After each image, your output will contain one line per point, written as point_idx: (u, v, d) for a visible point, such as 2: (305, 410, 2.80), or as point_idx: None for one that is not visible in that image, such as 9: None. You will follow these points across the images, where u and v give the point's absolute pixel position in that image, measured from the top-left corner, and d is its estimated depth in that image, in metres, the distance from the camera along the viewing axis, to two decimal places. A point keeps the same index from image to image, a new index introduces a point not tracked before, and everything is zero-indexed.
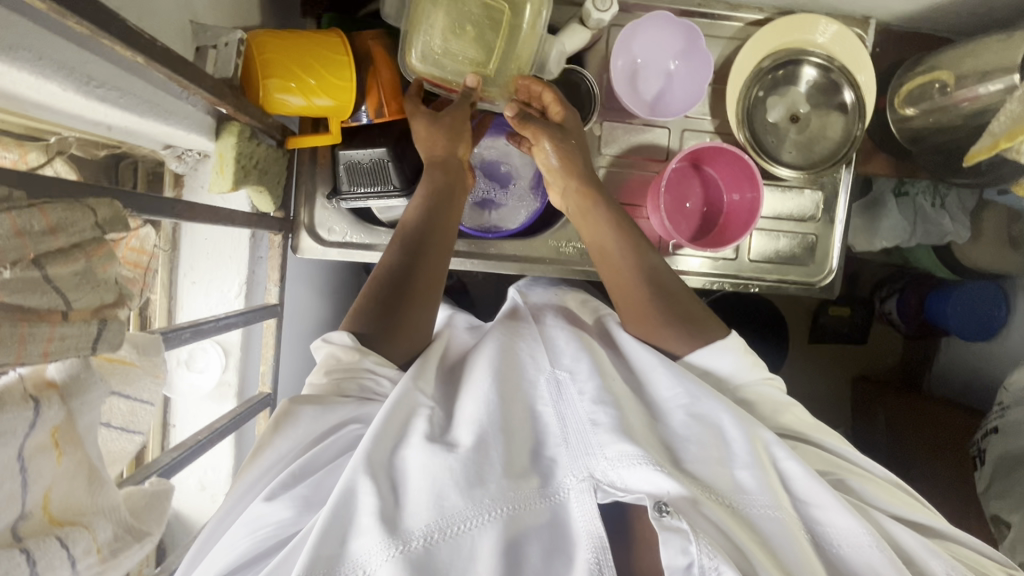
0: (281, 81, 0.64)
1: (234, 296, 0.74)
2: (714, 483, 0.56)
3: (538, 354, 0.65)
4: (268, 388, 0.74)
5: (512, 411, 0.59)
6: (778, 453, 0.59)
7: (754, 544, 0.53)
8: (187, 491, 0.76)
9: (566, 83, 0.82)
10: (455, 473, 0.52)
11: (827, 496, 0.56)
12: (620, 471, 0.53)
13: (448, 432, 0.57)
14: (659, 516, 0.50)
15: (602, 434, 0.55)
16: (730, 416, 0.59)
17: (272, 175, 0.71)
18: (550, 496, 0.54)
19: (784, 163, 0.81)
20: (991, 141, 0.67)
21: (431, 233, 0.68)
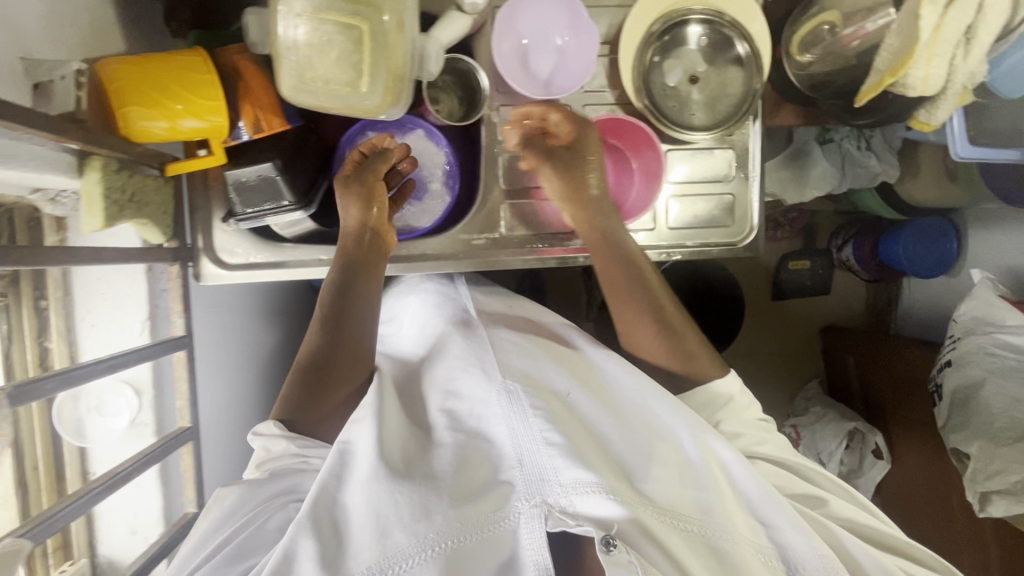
0: (144, 110, 0.61)
1: (138, 333, 0.72)
2: (667, 499, 0.62)
3: (492, 369, 0.69)
4: (188, 421, 0.73)
5: (467, 442, 0.64)
6: (735, 469, 0.66)
7: (700, 556, 0.60)
8: (117, 539, 0.74)
9: (457, 73, 0.81)
10: (399, 508, 0.56)
11: (768, 501, 0.65)
12: (573, 498, 0.56)
13: (408, 468, 0.61)
14: (607, 551, 0.54)
15: (557, 457, 0.58)
16: (688, 437, 0.67)
17: (156, 205, 0.69)
18: (502, 521, 0.56)
19: (688, 128, 0.80)
20: (877, 78, 0.67)
21: (348, 314, 0.74)
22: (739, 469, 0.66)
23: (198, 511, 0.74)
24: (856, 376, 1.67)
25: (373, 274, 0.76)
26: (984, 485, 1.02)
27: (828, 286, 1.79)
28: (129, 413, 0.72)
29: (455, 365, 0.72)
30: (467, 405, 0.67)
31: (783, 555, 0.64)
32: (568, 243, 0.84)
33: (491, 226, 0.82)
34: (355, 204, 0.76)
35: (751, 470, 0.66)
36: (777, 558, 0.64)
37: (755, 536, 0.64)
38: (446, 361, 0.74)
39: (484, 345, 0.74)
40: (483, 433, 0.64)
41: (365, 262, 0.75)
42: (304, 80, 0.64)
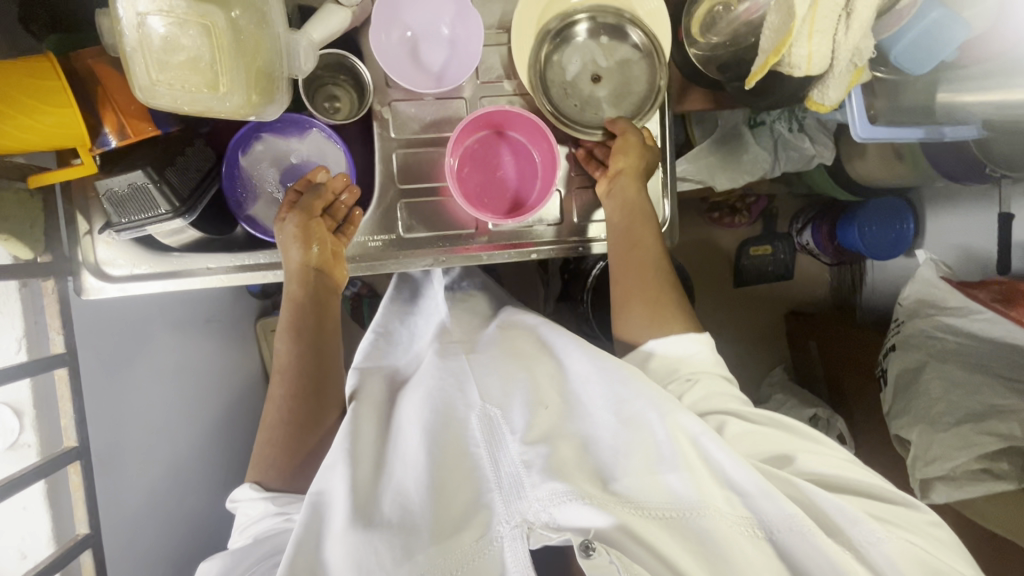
0: None
1: (15, 351, 0.69)
2: (648, 497, 0.60)
3: (468, 391, 0.69)
4: (73, 440, 0.71)
5: (443, 466, 0.62)
6: (707, 445, 0.62)
7: (689, 558, 0.58)
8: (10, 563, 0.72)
9: (344, 70, 0.79)
10: (380, 553, 0.54)
11: (758, 488, 0.60)
12: (553, 510, 0.56)
13: (380, 506, 0.60)
14: (587, 557, 0.54)
15: (534, 475, 0.59)
16: (656, 416, 0.63)
17: (20, 219, 0.66)
18: (488, 549, 0.56)
19: (593, 125, 0.79)
20: (763, 59, 0.63)
21: (311, 362, 0.76)
22: (710, 444, 0.62)
23: (90, 531, 0.73)
24: (820, 360, 1.66)
25: (326, 321, 0.78)
26: (924, 471, 1.00)
27: (790, 270, 1.77)
28: (8, 435, 0.70)
29: (429, 392, 0.70)
30: (442, 427, 0.65)
31: (761, 522, 0.61)
32: (472, 242, 0.81)
33: (388, 227, 0.80)
34: (295, 245, 0.75)
35: (722, 444, 0.61)
36: (756, 528, 0.61)
37: (733, 508, 0.61)
38: (423, 388, 0.71)
39: (461, 367, 0.73)
40: (466, 452, 0.64)
41: (316, 305, 0.77)
42: (156, 81, 0.61)
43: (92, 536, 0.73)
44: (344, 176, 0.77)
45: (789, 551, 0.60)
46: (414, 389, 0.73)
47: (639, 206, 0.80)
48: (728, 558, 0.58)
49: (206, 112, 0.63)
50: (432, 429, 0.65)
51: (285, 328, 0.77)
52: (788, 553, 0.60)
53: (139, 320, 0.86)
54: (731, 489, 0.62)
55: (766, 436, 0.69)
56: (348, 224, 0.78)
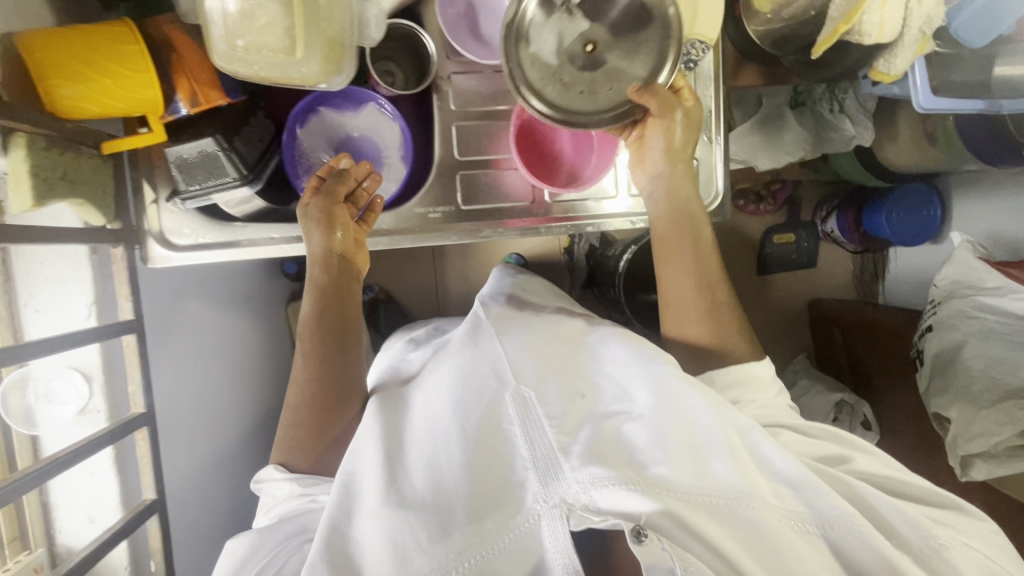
0: (70, 86, 0.59)
1: (86, 317, 0.70)
2: (691, 483, 0.60)
3: (501, 372, 0.69)
4: (140, 406, 0.72)
5: (478, 442, 0.63)
6: (754, 439, 0.65)
7: (733, 542, 0.58)
8: (76, 528, 0.73)
9: (404, 41, 0.79)
10: (417, 532, 0.57)
11: (806, 479, 0.62)
12: (594, 493, 0.57)
13: (415, 485, 0.61)
14: (640, 542, 0.54)
15: (573, 458, 0.59)
16: (701, 403, 0.64)
17: (94, 184, 0.67)
18: (518, 527, 0.57)
19: (605, 109, 0.73)
20: (832, 28, 0.64)
21: (329, 349, 0.76)
22: (757, 437, 0.65)
23: (157, 497, 0.74)
24: (843, 349, 1.67)
25: (344, 309, 0.78)
26: (965, 448, 1.00)
27: (813, 258, 1.77)
28: (78, 400, 0.70)
29: (458, 368, 0.70)
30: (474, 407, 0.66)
31: (816, 518, 0.61)
32: (528, 214, 0.82)
33: (447, 198, 0.81)
34: (318, 231, 0.75)
35: (767, 437, 0.65)
36: (808, 521, 0.62)
37: (783, 502, 0.62)
38: (450, 365, 0.72)
39: (489, 344, 0.73)
40: (497, 429, 0.64)
41: (338, 291, 0.78)
42: (235, 49, 0.62)
43: (159, 501, 0.74)
44: (367, 163, 0.78)
45: (844, 547, 0.60)
46: (441, 366, 0.73)
47: (684, 197, 0.78)
48: (778, 547, 0.58)
49: (286, 77, 0.65)
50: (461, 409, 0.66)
51: (306, 316, 0.77)
52: (837, 545, 0.61)
53: (190, 295, 0.87)
54: (770, 479, 0.64)
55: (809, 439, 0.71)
56: (370, 211, 0.78)
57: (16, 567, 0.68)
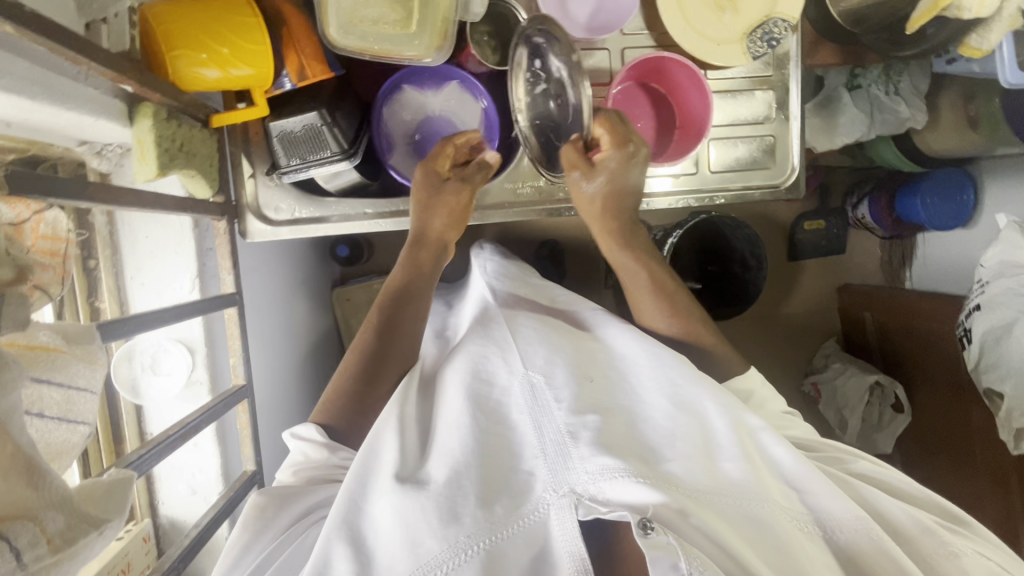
0: (192, 56, 0.60)
1: (189, 290, 0.71)
2: (702, 480, 0.58)
3: (510, 358, 0.68)
4: (242, 379, 0.72)
5: (489, 430, 0.61)
6: (766, 441, 0.64)
7: (741, 540, 0.54)
8: (179, 498, 0.74)
9: (494, 17, 0.79)
10: (428, 514, 0.55)
11: (815, 481, 0.61)
12: (602, 485, 0.54)
13: (426, 472, 0.60)
14: (646, 535, 0.50)
15: (582, 447, 0.57)
16: (713, 404, 0.64)
17: (204, 157, 0.67)
18: (526, 517, 0.54)
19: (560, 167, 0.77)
20: (931, 3, 0.66)
21: (402, 321, 0.73)
22: (768, 438, 0.64)
23: (257, 469, 0.74)
24: (875, 334, 1.60)
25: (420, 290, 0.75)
26: (1018, 422, 1.05)
27: (842, 246, 1.72)
28: (183, 371, 0.71)
29: (471, 358, 0.69)
30: (487, 398, 0.65)
31: (820, 521, 0.61)
32: None
33: (534, 173, 0.83)
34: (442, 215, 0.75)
35: (780, 438, 0.63)
36: (814, 525, 0.60)
37: (790, 504, 0.61)
38: (464, 357, 0.70)
39: (501, 334, 0.71)
40: (505, 420, 0.63)
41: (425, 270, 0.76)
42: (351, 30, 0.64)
43: (259, 473, 0.74)
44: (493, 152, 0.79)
45: (854, 552, 0.59)
46: (454, 360, 0.72)
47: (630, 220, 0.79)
48: (789, 546, 0.55)
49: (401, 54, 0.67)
50: (472, 397, 0.65)
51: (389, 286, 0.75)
52: (846, 548, 0.59)
53: (270, 272, 0.87)
54: (783, 480, 0.63)
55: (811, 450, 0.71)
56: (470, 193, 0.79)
57: (127, 538, 0.68)
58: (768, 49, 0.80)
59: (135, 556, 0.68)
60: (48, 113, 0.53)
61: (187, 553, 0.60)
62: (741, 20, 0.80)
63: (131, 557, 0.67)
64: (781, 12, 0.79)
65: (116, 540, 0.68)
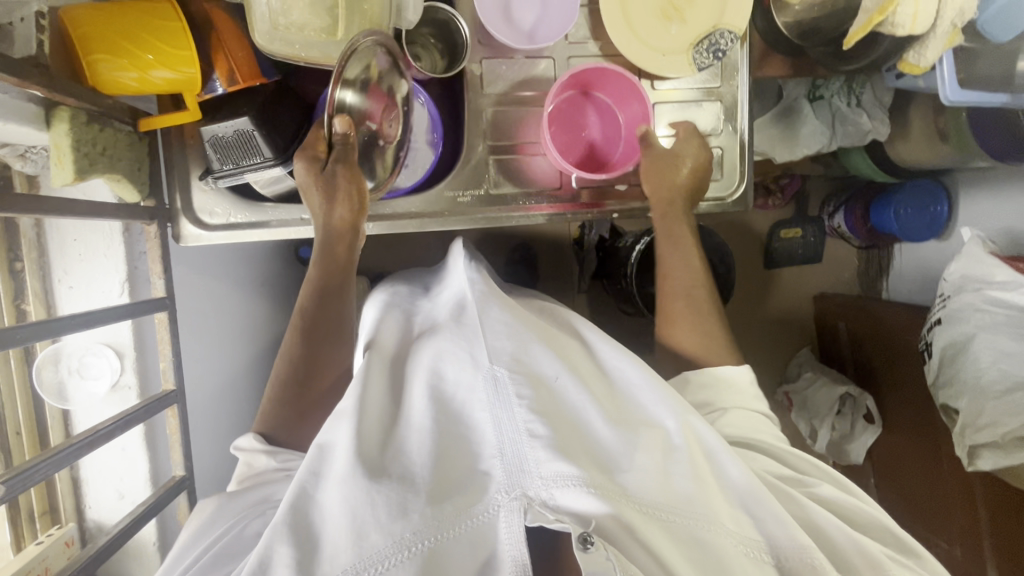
0: (113, 61, 0.60)
1: (118, 294, 0.71)
2: (654, 494, 0.57)
3: (477, 351, 0.63)
4: (171, 383, 0.72)
5: (448, 430, 0.59)
6: (721, 461, 0.63)
7: (681, 556, 0.55)
8: (106, 502, 0.74)
9: (436, 23, 0.79)
10: (376, 507, 0.52)
11: (764, 506, 0.60)
12: (553, 491, 0.53)
13: (381, 462, 0.57)
14: (585, 550, 0.50)
15: (539, 449, 0.55)
16: (673, 419, 0.63)
17: (130, 161, 0.67)
18: (477, 516, 0.53)
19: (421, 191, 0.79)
20: (865, 18, 0.65)
21: (329, 322, 0.71)
22: (724, 458, 0.62)
23: (187, 474, 0.74)
24: (847, 344, 1.57)
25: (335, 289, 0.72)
26: (972, 438, 1.00)
27: (819, 254, 1.72)
28: (110, 375, 0.71)
29: (441, 351, 0.65)
30: (451, 395, 0.62)
31: (771, 548, 0.59)
32: (556, 200, 0.82)
33: (477, 181, 0.81)
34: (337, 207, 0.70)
35: (738, 460, 0.63)
36: (763, 551, 0.59)
37: (740, 527, 0.59)
38: (433, 351, 0.66)
39: (473, 326, 0.66)
40: (467, 419, 0.60)
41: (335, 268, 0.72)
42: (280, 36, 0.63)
43: (188, 478, 0.74)
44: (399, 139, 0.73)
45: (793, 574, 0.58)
46: (424, 351, 0.68)
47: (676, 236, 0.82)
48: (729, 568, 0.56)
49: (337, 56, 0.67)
50: (437, 397, 0.62)
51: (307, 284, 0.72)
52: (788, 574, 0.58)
53: (215, 274, 0.86)
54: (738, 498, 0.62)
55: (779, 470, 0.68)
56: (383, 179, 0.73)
57: (47, 542, 0.70)
58: (715, 60, 0.80)
59: (54, 559, 0.70)
60: None
61: (94, 560, 0.60)
62: (688, 30, 0.79)
63: (48, 561, 0.70)
64: (727, 24, 0.79)
65: (36, 544, 0.70)
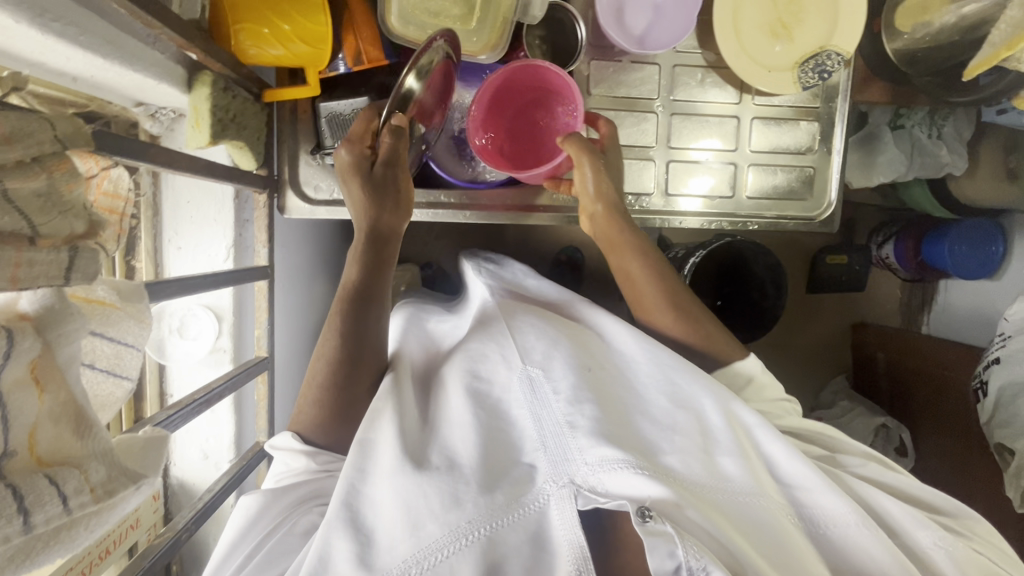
0: (255, 30, 0.62)
1: (222, 259, 0.74)
2: (700, 477, 0.55)
3: (508, 352, 0.63)
4: (264, 351, 0.73)
5: (490, 425, 0.58)
6: (761, 438, 0.61)
7: (733, 530, 0.53)
8: (190, 461, 0.77)
9: (552, 22, 0.79)
10: (428, 500, 0.52)
11: (811, 479, 0.58)
12: (601, 476, 0.51)
13: (427, 455, 0.56)
14: (643, 522, 0.49)
15: (580, 438, 0.53)
16: (711, 400, 0.60)
17: (252, 130, 0.68)
18: (528, 504, 0.51)
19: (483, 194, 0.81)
20: (991, 52, 0.66)
21: (370, 333, 0.62)
22: (764, 436, 0.61)
23: (267, 442, 0.75)
24: (885, 376, 1.46)
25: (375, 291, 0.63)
26: None
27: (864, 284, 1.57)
28: (210, 337, 0.74)
29: (470, 352, 0.64)
30: (487, 391, 0.61)
31: (813, 521, 0.59)
32: (647, 202, 0.85)
33: None
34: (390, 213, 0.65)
35: (778, 435, 0.60)
36: (810, 524, 0.59)
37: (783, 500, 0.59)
38: (464, 353, 0.65)
39: (498, 327, 0.66)
40: (506, 414, 0.59)
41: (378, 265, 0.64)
42: (418, 27, 0.66)
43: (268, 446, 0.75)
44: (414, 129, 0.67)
45: (843, 547, 0.58)
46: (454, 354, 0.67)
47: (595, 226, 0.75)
48: (785, 542, 0.54)
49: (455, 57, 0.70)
50: (471, 390, 0.61)
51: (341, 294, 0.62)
52: (842, 549, 0.58)
53: (301, 248, 0.87)
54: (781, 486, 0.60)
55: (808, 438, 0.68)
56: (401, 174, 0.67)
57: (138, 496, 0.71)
58: (819, 81, 0.80)
59: (145, 513, 0.71)
60: (116, 73, 0.54)
61: (200, 517, 0.58)
62: (795, 50, 0.79)
63: (141, 514, 0.70)
64: (835, 46, 0.78)
65: None
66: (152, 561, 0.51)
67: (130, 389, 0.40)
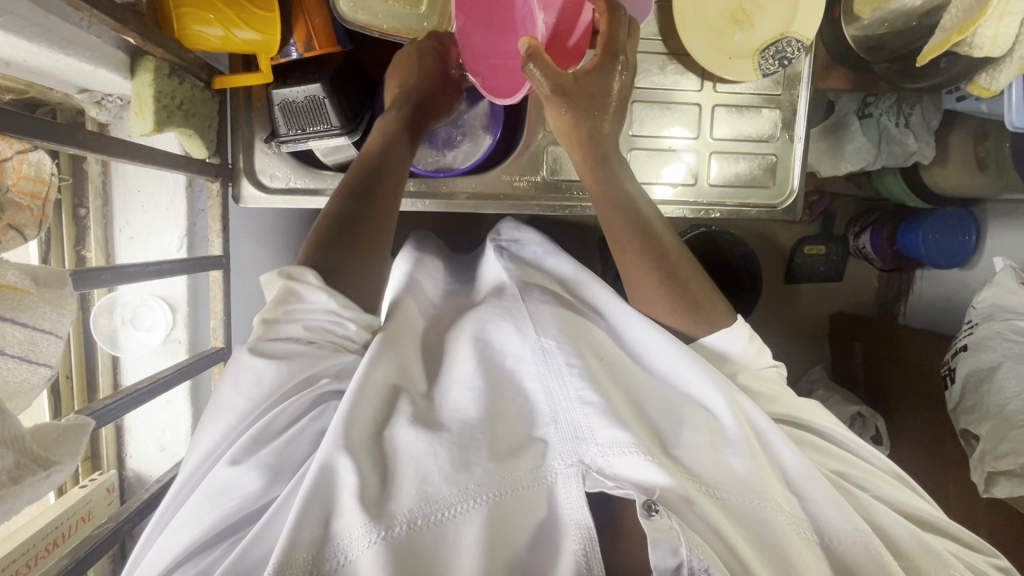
0: (196, 15, 0.61)
1: (175, 249, 0.81)
2: (704, 470, 0.55)
3: (521, 325, 0.60)
4: (220, 341, 0.73)
5: (501, 397, 0.56)
6: (775, 444, 0.58)
7: (734, 528, 0.52)
8: (148, 453, 0.86)
9: None
10: (439, 457, 0.49)
11: (818, 488, 0.56)
12: (610, 459, 0.51)
13: (437, 417, 0.54)
14: (649, 516, 0.47)
15: (592, 417, 0.52)
16: (724, 399, 0.57)
17: (202, 117, 0.67)
18: (534, 479, 0.50)
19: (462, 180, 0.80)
20: (942, 38, 0.66)
21: (391, 175, 0.65)
22: (777, 443, 0.58)
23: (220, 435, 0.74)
24: (863, 365, 1.46)
25: (365, 237, 0.60)
26: (992, 465, 0.88)
27: (841, 273, 1.55)
28: (162, 327, 0.83)
29: (479, 325, 0.62)
30: (499, 367, 0.59)
31: (817, 527, 0.56)
32: None
33: (534, 168, 0.80)
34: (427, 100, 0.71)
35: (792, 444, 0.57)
36: (811, 533, 0.56)
37: (789, 507, 0.56)
38: (475, 320, 0.63)
39: (517, 301, 0.64)
40: (517, 387, 0.58)
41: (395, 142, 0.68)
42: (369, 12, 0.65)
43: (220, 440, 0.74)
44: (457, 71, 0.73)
45: (847, 559, 0.54)
46: (462, 323, 0.65)
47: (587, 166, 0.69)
48: (786, 548, 0.52)
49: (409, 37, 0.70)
50: (485, 361, 0.59)
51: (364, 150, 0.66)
52: (838, 556, 0.54)
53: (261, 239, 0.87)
54: (786, 485, 0.58)
55: (825, 447, 0.65)
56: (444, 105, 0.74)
57: (90, 487, 0.78)
58: (779, 68, 0.79)
59: (97, 503, 0.78)
60: (48, 56, 0.55)
61: (145, 506, 0.58)
62: (756, 37, 0.78)
63: (93, 504, 0.77)
64: (795, 32, 0.76)
65: (80, 488, 0.77)
66: (91, 548, 0.51)
67: (48, 375, 0.41)
